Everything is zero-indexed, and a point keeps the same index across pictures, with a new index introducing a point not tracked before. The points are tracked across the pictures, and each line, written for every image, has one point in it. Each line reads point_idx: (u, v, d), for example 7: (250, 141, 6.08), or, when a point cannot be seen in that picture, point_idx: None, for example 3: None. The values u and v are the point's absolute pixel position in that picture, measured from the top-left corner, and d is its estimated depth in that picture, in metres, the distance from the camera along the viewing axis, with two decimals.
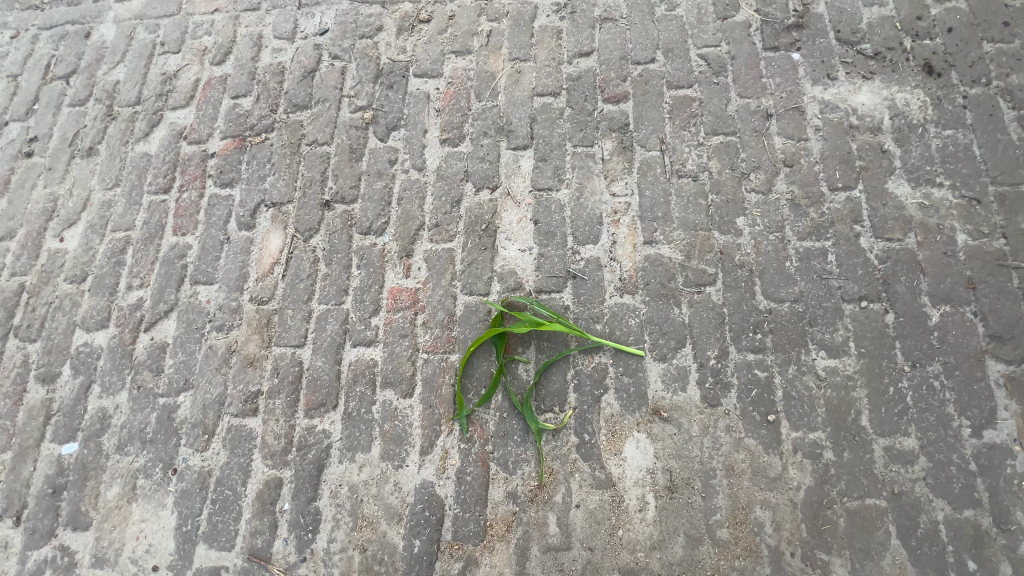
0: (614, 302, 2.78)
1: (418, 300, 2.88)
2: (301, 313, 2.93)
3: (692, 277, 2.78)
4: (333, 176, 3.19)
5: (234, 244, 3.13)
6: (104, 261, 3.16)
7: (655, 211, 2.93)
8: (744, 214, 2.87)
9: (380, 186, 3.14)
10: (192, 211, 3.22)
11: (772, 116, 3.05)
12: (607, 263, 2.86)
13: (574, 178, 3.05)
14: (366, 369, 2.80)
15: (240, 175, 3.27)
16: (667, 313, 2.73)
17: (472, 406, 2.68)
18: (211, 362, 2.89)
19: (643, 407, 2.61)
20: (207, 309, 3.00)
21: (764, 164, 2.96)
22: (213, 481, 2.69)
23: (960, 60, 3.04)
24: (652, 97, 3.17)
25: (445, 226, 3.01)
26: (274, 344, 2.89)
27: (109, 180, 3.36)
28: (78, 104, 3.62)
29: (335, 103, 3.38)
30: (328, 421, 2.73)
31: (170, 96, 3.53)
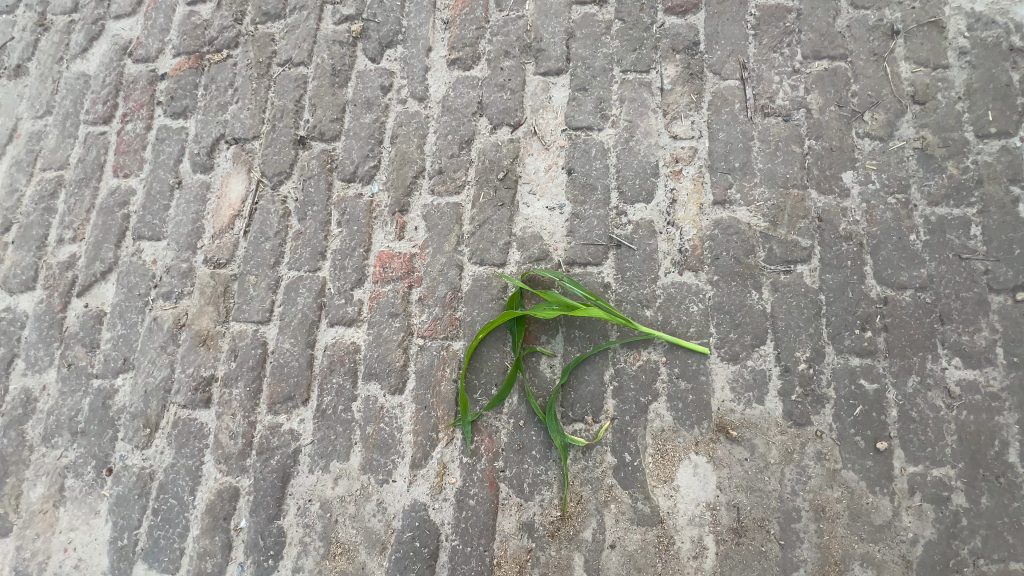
0: (670, 281, 2.10)
1: (413, 269, 2.23)
2: (266, 281, 2.31)
3: (778, 251, 2.08)
4: (310, 106, 2.49)
5: (186, 190, 2.48)
6: (31, 208, 2.56)
7: (730, 161, 2.20)
8: (855, 167, 2.12)
9: (370, 119, 2.43)
10: (137, 147, 2.57)
11: (899, 34, 2.23)
12: (663, 228, 2.16)
13: (623, 115, 2.30)
14: (345, 355, 2.20)
15: (196, 102, 2.58)
16: (741, 299, 2.05)
17: (477, 412, 2.07)
18: (155, 338, 2.31)
19: (704, 422, 1.98)
20: (152, 271, 2.40)
21: (884, 100, 2.17)
22: (155, 487, 2.17)
23: None
24: (732, 7, 2.36)
25: (450, 173, 2.31)
26: (233, 318, 2.29)
27: (39, 106, 2.72)
28: (6, 11, 2.93)
29: (315, 11, 2.63)
30: (297, 419, 2.16)
31: (114, 1, 2.81)
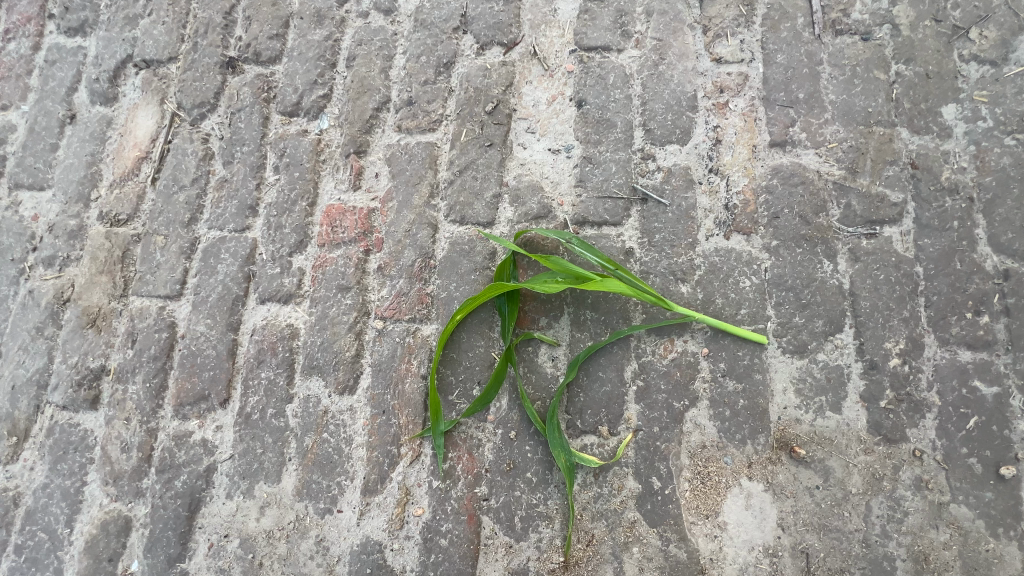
0: (713, 246, 1.58)
1: (371, 229, 1.69)
2: (178, 243, 1.75)
3: (858, 208, 1.55)
4: (244, 19, 1.91)
5: (81, 126, 1.91)
6: None
7: (792, 91, 1.66)
8: (959, 100, 1.60)
9: (319, 36, 1.86)
10: (20, 72, 1.98)
11: None
12: (703, 178, 1.63)
13: (650, 31, 1.76)
14: (278, 342, 1.65)
15: (98, 15, 2.00)
16: (809, 272, 1.53)
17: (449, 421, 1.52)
18: (30, 316, 1.75)
19: (760, 436, 1.46)
20: (32, 230, 1.83)
21: (997, 13, 1.64)
22: (21, 515, 1.62)
23: None
24: None
25: (424, 105, 1.76)
26: (132, 292, 1.73)
27: None
28: None
29: None
30: (212, 427, 1.61)
31: None
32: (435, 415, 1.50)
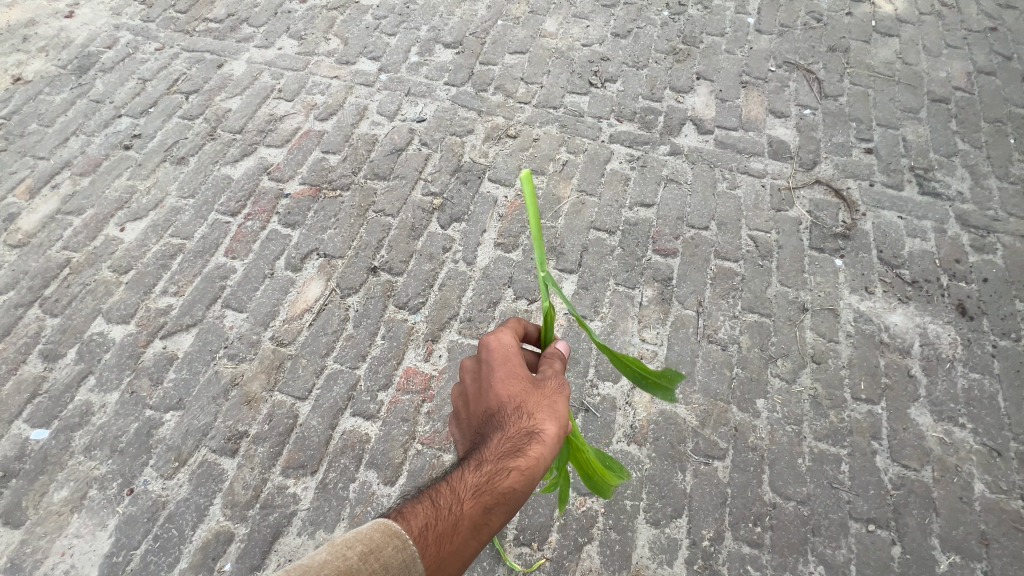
0: (620, 447, 2.74)
1: (429, 387, 2.88)
2: (313, 366, 2.94)
3: (702, 445, 2.75)
4: (388, 246, 3.36)
5: (275, 279, 3.24)
6: (152, 262, 3.29)
7: (679, 368, 2.97)
8: (766, 396, 2.88)
9: (428, 267, 3.28)
10: (249, 239, 3.39)
11: (807, 310, 3.18)
12: (622, 405, 2.86)
13: (609, 314, 3.15)
14: (356, 442, 2.74)
15: (305, 220, 3.47)
16: (670, 477, 2.66)
17: (619, 467, 1.73)
18: (211, 389, 2.87)
19: (624, 571, 2.46)
20: (227, 334, 3.04)
21: (793, 354, 3.02)
22: (164, 515, 2.55)
23: (992, 309, 3.20)
24: (699, 261, 3.36)
25: (477, 322, 3.09)
26: (278, 389, 2.87)
27: (186, 190, 3.61)
28: (188, 119, 4.00)
29: (411, 182, 3.64)
30: (301, 485, 2.62)
31: (270, 135, 3.89)
32: (598, 482, 1.75)
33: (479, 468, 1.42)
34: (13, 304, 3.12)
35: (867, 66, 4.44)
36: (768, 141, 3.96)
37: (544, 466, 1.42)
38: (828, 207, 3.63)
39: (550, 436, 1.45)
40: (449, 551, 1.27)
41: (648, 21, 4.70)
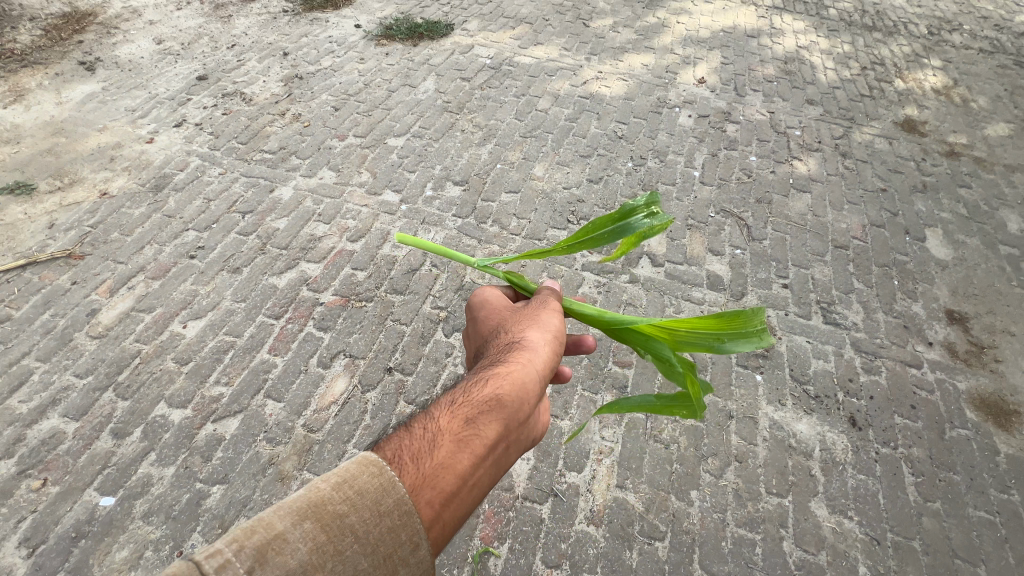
0: (581, 527, 3.42)
1: None
2: (336, 450, 3.64)
3: (646, 527, 3.44)
4: (401, 350, 4.18)
5: (308, 374, 4.00)
6: (208, 355, 4.06)
7: (630, 462, 3.73)
8: (698, 488, 3.63)
9: (433, 369, 4.09)
10: (289, 339, 4.20)
11: (733, 417, 4.01)
12: (584, 491, 3.58)
13: (576, 414, 3.95)
14: None
15: (335, 325, 4.31)
16: (620, 553, 3.33)
17: (730, 313, 2.13)
18: (251, 466, 3.53)
19: None
20: (267, 420, 3.74)
21: (721, 453, 3.81)
22: None
23: (877, 422, 4.07)
24: (649, 372, 4.24)
25: None
26: (306, 468, 3.54)
27: (240, 295, 4.46)
28: (243, 234, 4.95)
29: (422, 297, 4.55)
30: None
31: (310, 252, 4.83)
32: (727, 338, 2.19)
33: (454, 395, 1.73)
34: (92, 388, 3.82)
35: (785, 216, 5.65)
36: (707, 274, 5.01)
37: (513, 379, 1.74)
38: None
39: (517, 359, 1.83)
40: (435, 461, 1.50)
41: (616, 170, 5.94)
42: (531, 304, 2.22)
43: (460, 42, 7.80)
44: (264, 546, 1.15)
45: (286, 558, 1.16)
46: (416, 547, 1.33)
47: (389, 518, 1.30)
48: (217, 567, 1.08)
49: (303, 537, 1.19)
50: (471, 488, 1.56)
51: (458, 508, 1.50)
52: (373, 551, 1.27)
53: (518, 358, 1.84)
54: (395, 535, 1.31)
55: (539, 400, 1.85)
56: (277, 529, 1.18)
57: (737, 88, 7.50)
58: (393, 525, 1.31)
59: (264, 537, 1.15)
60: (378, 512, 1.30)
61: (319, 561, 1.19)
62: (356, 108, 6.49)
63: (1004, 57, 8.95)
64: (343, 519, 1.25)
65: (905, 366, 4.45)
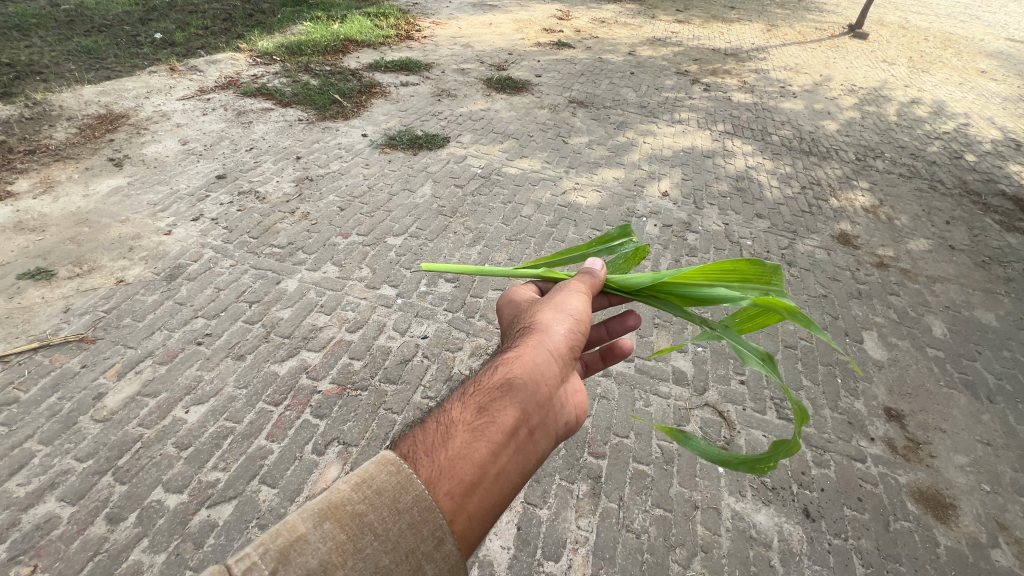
0: None
1: None
2: None
3: None
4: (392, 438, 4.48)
5: (303, 461, 4.24)
6: (208, 440, 4.29)
7: (604, 551, 3.97)
8: None
9: None
10: (287, 425, 4.47)
11: (698, 507, 4.35)
12: None
13: (554, 503, 4.23)
14: None
15: (331, 412, 4.62)
16: None
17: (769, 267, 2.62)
18: None
19: None
20: (260, 506, 3.92)
21: (688, 542, 4.09)
22: None
23: (828, 513, 4.45)
24: (621, 462, 4.60)
25: None
26: None
27: (242, 381, 4.78)
28: (249, 323, 5.36)
29: (413, 386, 4.94)
30: None
31: (311, 341, 5.24)
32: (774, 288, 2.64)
33: (467, 392, 2.09)
34: (91, 472, 3.99)
35: None
36: (672, 370, 5.55)
37: (516, 367, 2.13)
38: (714, 424, 5.06)
39: (520, 350, 2.21)
40: (456, 451, 1.84)
41: None
42: (545, 297, 2.60)
43: (455, 153, 8.86)
44: (295, 543, 1.41)
45: (309, 557, 1.41)
46: (441, 541, 1.60)
47: (407, 513, 1.57)
48: (246, 566, 1.34)
49: (323, 536, 1.44)
50: (494, 470, 1.89)
51: (483, 488, 1.84)
52: (392, 545, 1.52)
53: (526, 349, 2.22)
54: (413, 530, 1.56)
55: (552, 384, 2.19)
56: (299, 531, 1.43)
57: (696, 201, 8.61)
58: (412, 519, 1.57)
59: (287, 539, 1.41)
60: (395, 510, 1.56)
61: (339, 558, 1.44)
62: (360, 209, 7.24)
63: (921, 181, 10.46)
64: (361, 518, 1.51)
65: (851, 460, 4.92)
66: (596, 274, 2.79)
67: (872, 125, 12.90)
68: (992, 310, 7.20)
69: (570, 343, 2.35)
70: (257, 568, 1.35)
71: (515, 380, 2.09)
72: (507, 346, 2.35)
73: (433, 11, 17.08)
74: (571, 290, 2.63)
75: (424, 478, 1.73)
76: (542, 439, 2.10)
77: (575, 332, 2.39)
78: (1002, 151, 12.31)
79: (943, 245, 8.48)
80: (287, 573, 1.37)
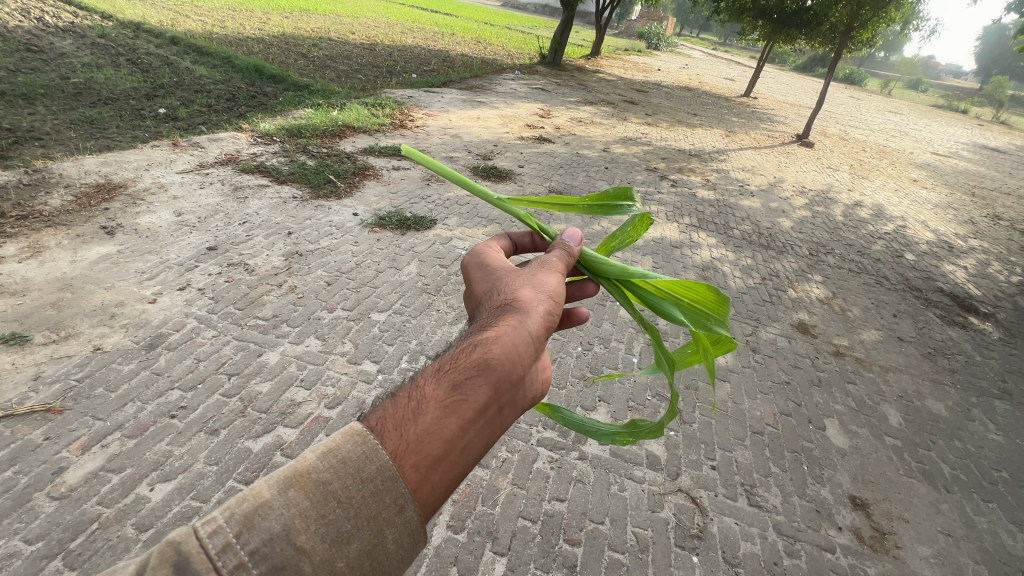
0: None
1: None
2: None
3: None
4: None
5: None
6: (170, 521, 4.12)
7: None
8: None
9: None
10: None
11: None
12: None
13: None
14: None
15: None
16: None
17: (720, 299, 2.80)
18: None
19: None
20: None
21: None
22: None
23: None
24: (596, 550, 4.58)
25: None
26: None
27: (213, 457, 4.68)
28: (226, 396, 5.34)
29: None
30: None
31: (289, 416, 5.22)
32: (717, 319, 2.86)
33: (442, 364, 2.01)
34: (40, 555, 3.76)
35: (710, 402, 6.63)
36: (646, 453, 5.67)
37: (497, 346, 2.06)
38: (687, 510, 5.12)
39: (502, 327, 2.14)
40: (425, 427, 1.78)
41: (568, 353, 6.94)
42: (524, 270, 2.54)
43: (441, 234, 9.37)
44: (256, 509, 1.45)
45: (272, 521, 1.46)
46: (402, 508, 1.65)
47: (371, 483, 1.61)
48: (211, 530, 1.40)
49: (286, 502, 1.49)
50: (461, 445, 1.86)
51: (448, 463, 1.81)
52: (355, 513, 1.58)
53: (504, 325, 2.16)
54: (376, 499, 1.61)
55: (527, 362, 2.16)
56: (264, 497, 1.48)
57: None
58: (375, 488, 1.62)
59: (251, 504, 1.46)
60: (359, 479, 1.60)
61: (303, 523, 1.49)
62: (347, 284, 7.49)
63: (868, 276, 11.42)
64: (325, 485, 1.56)
65: (821, 550, 4.99)
66: (572, 255, 2.82)
67: (822, 224, 14.21)
68: (941, 400, 7.68)
69: (547, 322, 2.32)
70: (222, 530, 1.41)
71: (492, 356, 2.02)
72: (483, 319, 2.27)
73: (426, 104, 18.61)
74: (549, 268, 2.61)
75: (390, 452, 1.69)
76: (512, 415, 2.10)
77: (552, 313, 2.37)
78: (937, 252, 13.62)
79: (892, 336, 9.14)
80: (251, 537, 1.41)
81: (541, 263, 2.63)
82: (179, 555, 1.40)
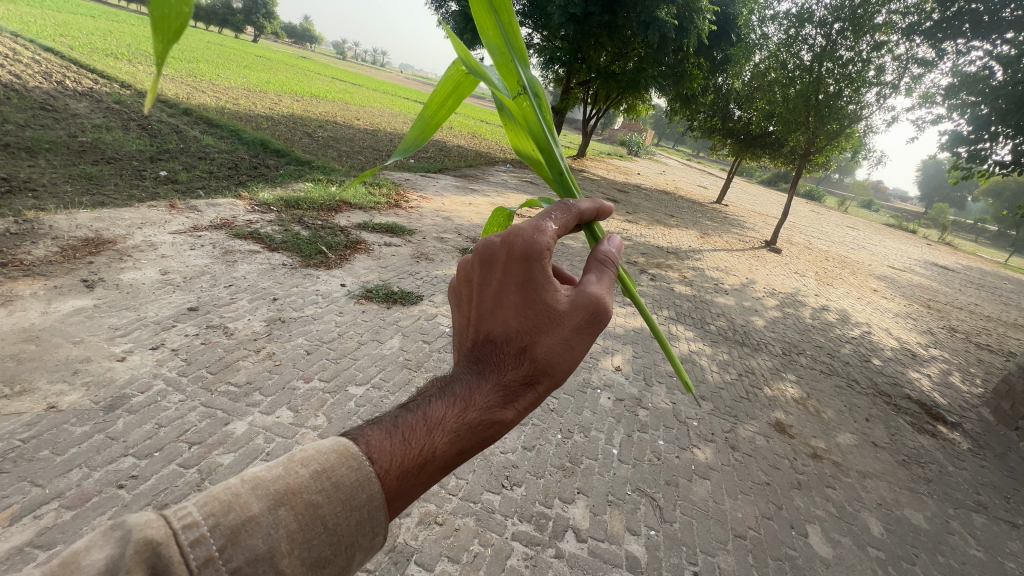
0: None
1: None
2: None
3: None
4: None
5: None
6: None
7: None
8: None
9: None
10: None
11: None
12: None
13: None
14: None
15: None
16: None
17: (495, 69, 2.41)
18: None
19: None
20: None
21: None
22: None
23: None
24: None
25: None
26: None
27: None
28: (183, 466, 4.99)
29: None
30: None
31: None
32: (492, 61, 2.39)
33: (454, 419, 1.88)
34: None
35: (691, 500, 6.43)
36: (626, 554, 5.38)
37: (506, 423, 1.98)
38: None
39: (519, 404, 2.00)
40: (417, 487, 1.78)
41: (547, 440, 6.78)
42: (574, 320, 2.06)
43: (427, 311, 9.44)
44: (242, 524, 1.39)
45: (258, 540, 1.40)
46: (376, 535, 1.63)
47: (358, 512, 1.57)
48: (194, 538, 1.32)
49: (274, 522, 1.43)
50: None
51: None
52: (336, 538, 1.54)
53: (520, 400, 2.01)
54: (357, 527, 1.58)
55: None
56: (252, 511, 1.42)
57: (646, 378, 9.24)
58: (360, 519, 1.58)
59: (239, 517, 1.39)
60: (348, 506, 1.55)
61: (288, 545, 1.44)
62: (327, 354, 7.37)
63: (840, 378, 11.71)
64: (315, 509, 1.50)
65: None
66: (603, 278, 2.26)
67: (793, 325, 14.81)
68: (920, 510, 7.59)
69: None
70: (205, 542, 1.33)
71: (499, 430, 1.98)
72: (507, 365, 2.03)
73: (421, 187, 19.61)
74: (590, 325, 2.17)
75: (384, 493, 1.65)
76: None
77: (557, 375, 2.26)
78: (903, 359, 14.18)
79: (867, 441, 9.21)
80: (234, 554, 1.36)
81: (593, 317, 2.06)
82: (158, 559, 1.28)
